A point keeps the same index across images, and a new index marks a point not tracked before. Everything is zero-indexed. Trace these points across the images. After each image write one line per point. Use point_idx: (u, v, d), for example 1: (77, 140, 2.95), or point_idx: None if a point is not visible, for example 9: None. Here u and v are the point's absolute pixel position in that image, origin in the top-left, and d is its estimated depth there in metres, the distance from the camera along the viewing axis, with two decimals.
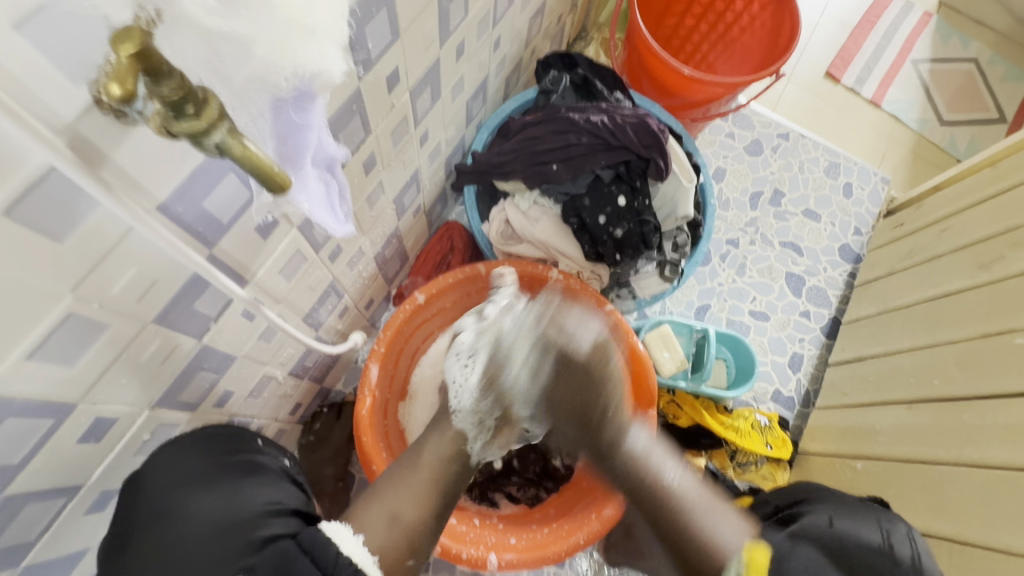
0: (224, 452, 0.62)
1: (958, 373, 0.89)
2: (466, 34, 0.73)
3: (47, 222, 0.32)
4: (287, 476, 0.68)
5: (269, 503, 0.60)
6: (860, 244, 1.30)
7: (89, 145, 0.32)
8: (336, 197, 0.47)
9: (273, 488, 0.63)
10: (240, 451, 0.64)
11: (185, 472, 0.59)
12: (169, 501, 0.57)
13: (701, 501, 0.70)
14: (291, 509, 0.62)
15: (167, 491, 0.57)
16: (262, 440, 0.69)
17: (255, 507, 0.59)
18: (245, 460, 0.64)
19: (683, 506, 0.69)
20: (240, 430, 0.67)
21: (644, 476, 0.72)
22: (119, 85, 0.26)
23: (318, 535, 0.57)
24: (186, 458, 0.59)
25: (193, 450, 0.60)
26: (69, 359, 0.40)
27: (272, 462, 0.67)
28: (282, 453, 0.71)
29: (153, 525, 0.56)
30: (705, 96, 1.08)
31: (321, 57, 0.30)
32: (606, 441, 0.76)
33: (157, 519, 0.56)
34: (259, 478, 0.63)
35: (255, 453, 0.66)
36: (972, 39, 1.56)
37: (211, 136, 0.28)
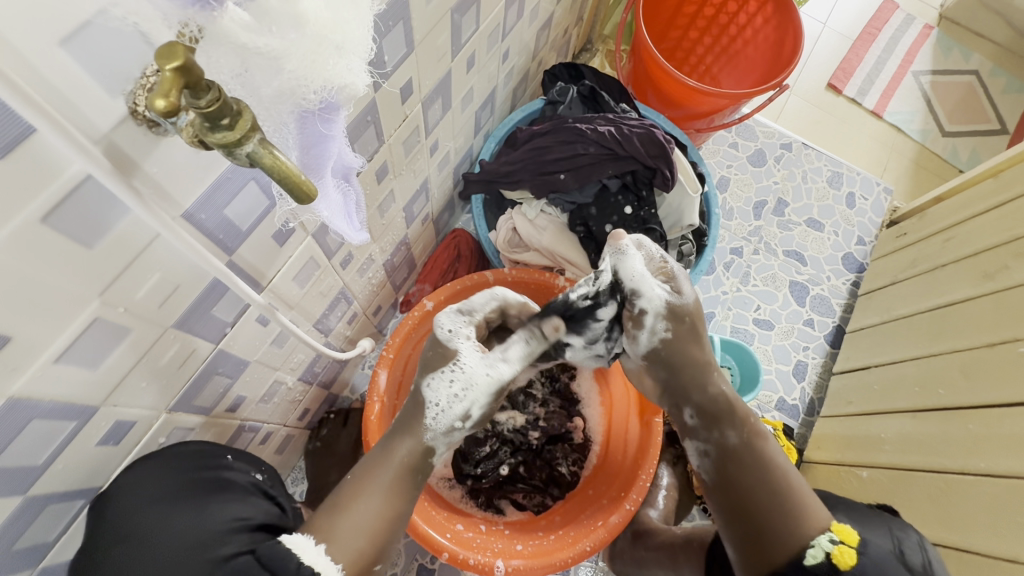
0: (192, 469, 0.58)
1: (963, 382, 0.89)
2: (477, 47, 0.75)
3: (80, 229, 0.34)
4: (258, 489, 0.65)
5: (236, 520, 0.58)
6: (864, 254, 1.30)
7: (123, 155, 0.33)
8: (353, 204, 0.48)
9: (240, 504, 0.60)
10: (208, 466, 0.60)
11: (153, 491, 0.54)
12: (131, 523, 0.53)
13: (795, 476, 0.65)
14: (260, 524, 0.60)
15: (131, 514, 0.53)
16: (233, 454, 0.65)
17: (221, 525, 0.57)
18: (211, 477, 0.60)
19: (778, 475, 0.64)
20: (210, 445, 0.63)
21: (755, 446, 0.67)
22: (164, 99, 0.26)
23: (276, 548, 0.53)
24: (152, 478, 0.54)
25: (158, 468, 0.55)
26: (94, 362, 0.41)
27: (242, 476, 0.64)
28: (254, 466, 0.68)
29: (117, 546, 0.52)
30: (709, 107, 1.10)
31: (348, 71, 0.32)
32: (698, 401, 0.69)
33: (123, 541, 0.53)
34: (229, 495, 0.60)
35: (224, 468, 0.62)
36: (973, 52, 1.58)
37: (243, 146, 0.30)
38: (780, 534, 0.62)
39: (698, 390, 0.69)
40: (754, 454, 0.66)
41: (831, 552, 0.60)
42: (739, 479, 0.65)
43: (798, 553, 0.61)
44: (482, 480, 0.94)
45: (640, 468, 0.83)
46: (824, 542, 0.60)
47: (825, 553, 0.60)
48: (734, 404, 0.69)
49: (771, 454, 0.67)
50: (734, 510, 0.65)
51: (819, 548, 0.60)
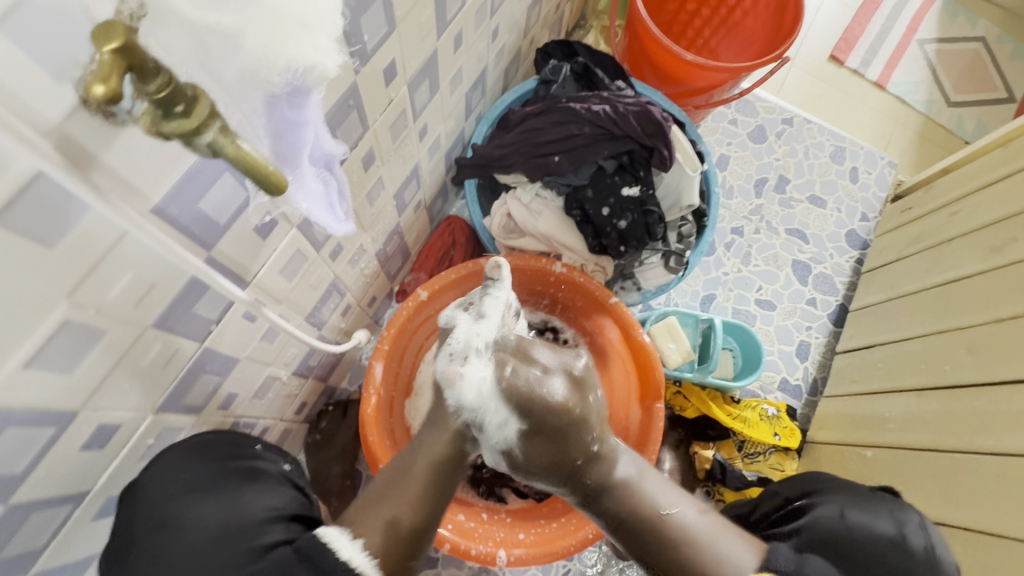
0: (226, 459, 0.62)
1: (970, 359, 0.88)
2: (463, 24, 0.72)
3: (39, 228, 0.32)
4: (289, 480, 0.68)
5: (270, 511, 0.60)
6: (867, 230, 1.28)
7: (78, 148, 0.31)
8: (334, 195, 0.46)
9: (272, 494, 0.62)
10: (241, 457, 0.64)
11: (185, 482, 0.57)
12: (171, 510, 0.56)
13: (706, 534, 0.66)
14: (292, 514, 0.62)
15: (168, 502, 0.56)
16: (262, 445, 0.69)
17: (256, 515, 0.59)
18: (245, 467, 0.63)
19: (685, 544, 0.65)
20: (240, 436, 0.66)
21: (631, 511, 0.69)
22: (103, 83, 0.23)
23: (315, 540, 0.57)
24: (185, 467, 0.58)
25: (192, 457, 0.59)
26: (69, 366, 0.40)
27: (273, 466, 0.67)
28: (283, 457, 0.71)
29: (155, 533, 0.55)
30: (708, 82, 1.06)
31: (314, 49, 0.29)
32: (592, 482, 0.70)
33: (158, 529, 0.56)
34: (262, 484, 0.63)
35: (256, 458, 0.66)
36: (980, 17, 1.53)
37: (202, 136, 0.27)
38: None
39: (598, 467, 0.70)
40: (647, 521, 0.68)
41: None
42: (654, 547, 0.67)
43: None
44: (483, 469, 0.95)
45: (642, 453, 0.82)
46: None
47: None
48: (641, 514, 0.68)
49: (666, 513, 0.68)
50: None
51: None
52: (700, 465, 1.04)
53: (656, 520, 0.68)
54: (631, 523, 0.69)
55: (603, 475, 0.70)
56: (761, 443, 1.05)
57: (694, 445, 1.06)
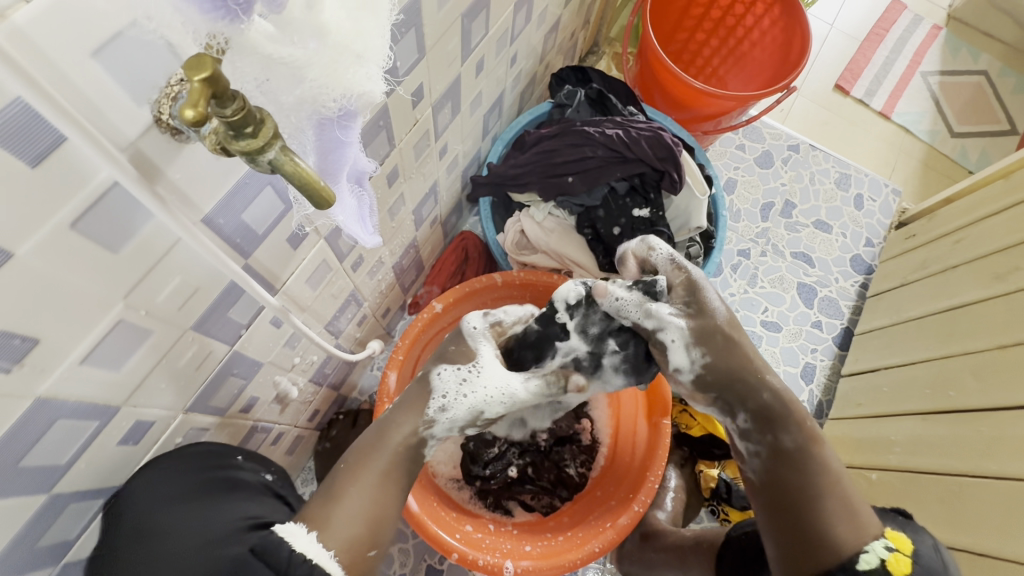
0: (209, 468, 0.60)
1: (975, 385, 0.89)
2: (486, 51, 0.76)
3: (107, 235, 0.34)
4: (269, 490, 0.67)
5: (249, 519, 0.60)
6: (872, 255, 1.30)
7: (148, 162, 0.34)
8: (366, 209, 0.49)
9: (252, 503, 0.62)
10: (222, 466, 0.62)
11: (174, 490, 0.56)
12: (152, 520, 0.55)
13: (845, 482, 0.65)
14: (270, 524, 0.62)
15: (150, 511, 0.54)
16: (242, 455, 0.67)
17: (236, 524, 0.59)
18: (225, 476, 0.62)
19: (829, 477, 0.64)
20: (226, 446, 0.65)
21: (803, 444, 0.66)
22: (193, 108, 0.26)
23: (270, 536, 0.53)
24: (176, 477, 0.56)
25: (180, 466, 0.57)
26: (117, 364, 0.42)
27: (253, 476, 0.66)
28: (263, 466, 0.70)
29: (139, 543, 0.54)
30: (716, 109, 1.10)
31: (368, 79, 0.33)
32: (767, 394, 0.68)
33: (140, 539, 0.54)
34: (241, 493, 0.63)
35: (238, 469, 0.65)
36: (982, 52, 1.57)
37: (265, 153, 0.30)
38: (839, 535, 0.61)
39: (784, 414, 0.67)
40: (810, 464, 0.65)
41: (885, 559, 0.59)
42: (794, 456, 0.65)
43: (853, 556, 0.60)
44: (491, 481, 0.93)
45: (648, 469, 0.83)
46: (879, 548, 0.60)
47: (880, 559, 0.59)
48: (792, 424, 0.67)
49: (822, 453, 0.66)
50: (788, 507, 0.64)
51: (874, 555, 0.59)
52: (705, 484, 1.05)
53: (819, 468, 0.65)
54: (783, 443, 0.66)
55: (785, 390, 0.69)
56: None
57: (700, 463, 1.08)
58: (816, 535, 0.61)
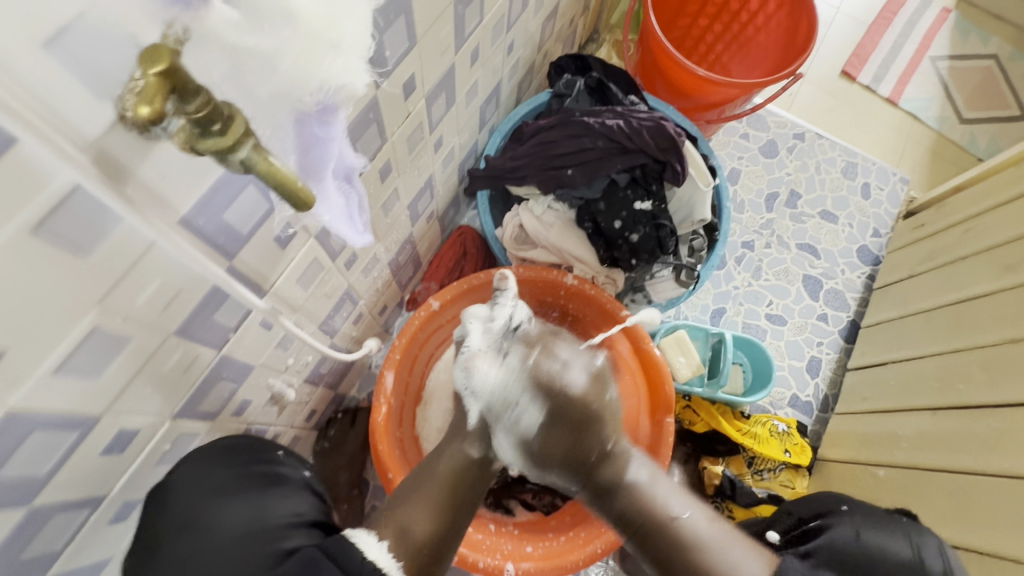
0: (247, 463, 0.64)
1: (984, 379, 0.87)
2: (481, 39, 0.73)
3: (73, 238, 0.32)
4: (310, 486, 0.68)
5: (292, 516, 0.61)
6: (879, 246, 1.27)
7: (114, 161, 0.31)
8: (354, 207, 0.47)
9: (295, 500, 0.64)
10: (260, 462, 0.65)
11: (212, 482, 0.60)
12: (194, 512, 0.58)
13: (712, 537, 0.64)
14: (312, 521, 0.63)
15: (193, 503, 0.58)
16: (283, 452, 0.71)
17: (279, 519, 0.60)
18: (264, 472, 0.65)
19: (682, 542, 0.63)
20: (263, 442, 0.68)
21: (648, 517, 0.66)
22: (147, 105, 0.25)
23: (343, 540, 0.57)
24: (211, 470, 0.60)
25: (220, 460, 0.62)
26: (94, 372, 0.40)
27: (295, 473, 0.69)
28: (304, 463, 0.72)
29: (179, 537, 0.57)
30: (720, 97, 1.07)
31: (346, 69, 0.30)
32: (603, 476, 0.70)
33: (184, 530, 0.57)
34: (283, 489, 0.65)
35: (277, 464, 0.67)
36: (993, 35, 1.53)
37: (236, 152, 0.28)
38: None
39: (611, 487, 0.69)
40: (649, 525, 0.65)
41: None
42: (647, 527, 0.65)
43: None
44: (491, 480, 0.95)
45: None
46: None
47: None
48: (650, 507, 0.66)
49: (671, 518, 0.65)
50: None
51: None
52: (709, 480, 1.03)
53: (663, 526, 0.65)
54: (638, 522, 0.66)
55: (613, 465, 0.70)
56: (771, 459, 1.04)
57: (704, 459, 1.06)
58: None
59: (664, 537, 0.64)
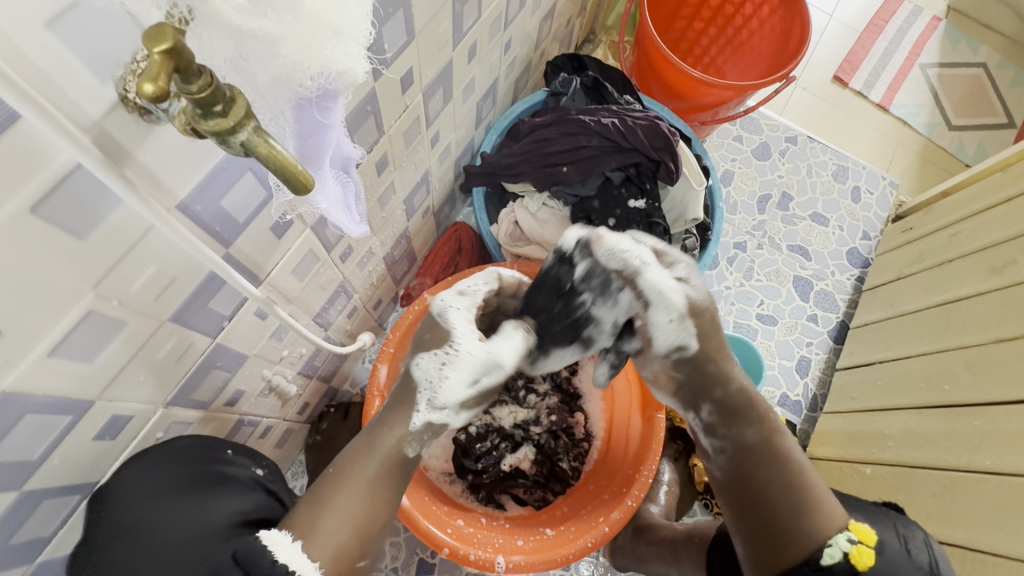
0: (195, 462, 0.59)
1: (969, 379, 0.89)
2: (478, 36, 0.73)
3: (71, 220, 0.33)
4: (259, 485, 0.66)
5: (236, 516, 0.59)
6: (868, 249, 1.29)
7: (114, 143, 0.32)
8: (351, 196, 0.47)
9: (240, 499, 0.62)
10: (209, 460, 0.62)
11: (154, 485, 0.55)
12: (135, 515, 0.54)
13: (811, 478, 0.65)
14: (259, 521, 0.61)
15: (136, 505, 0.54)
16: (233, 448, 0.67)
17: (222, 521, 0.58)
18: (213, 471, 0.62)
19: (799, 475, 0.65)
20: (213, 438, 0.64)
21: (768, 436, 0.67)
22: (151, 83, 0.25)
23: (254, 544, 0.52)
24: (154, 470, 0.55)
25: (168, 460, 0.57)
26: (89, 356, 0.40)
27: (243, 471, 0.65)
28: (255, 461, 0.69)
29: (118, 539, 0.53)
30: (714, 99, 1.08)
31: (347, 55, 0.31)
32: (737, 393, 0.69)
33: (125, 533, 0.53)
34: (228, 489, 0.62)
35: (225, 463, 0.64)
36: (981, 44, 1.56)
37: (237, 134, 0.28)
38: (812, 525, 0.62)
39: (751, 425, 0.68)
40: (775, 453, 0.66)
41: (848, 552, 0.60)
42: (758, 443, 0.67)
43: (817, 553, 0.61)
44: (483, 476, 0.94)
45: (641, 463, 0.82)
46: (841, 542, 0.60)
47: (842, 554, 0.60)
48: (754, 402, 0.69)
49: (787, 447, 0.67)
50: (763, 506, 0.64)
51: (836, 549, 0.60)
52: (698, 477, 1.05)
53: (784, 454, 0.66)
54: (756, 446, 0.67)
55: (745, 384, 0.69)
56: None
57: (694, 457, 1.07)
58: (779, 534, 0.62)
59: (772, 461, 0.65)
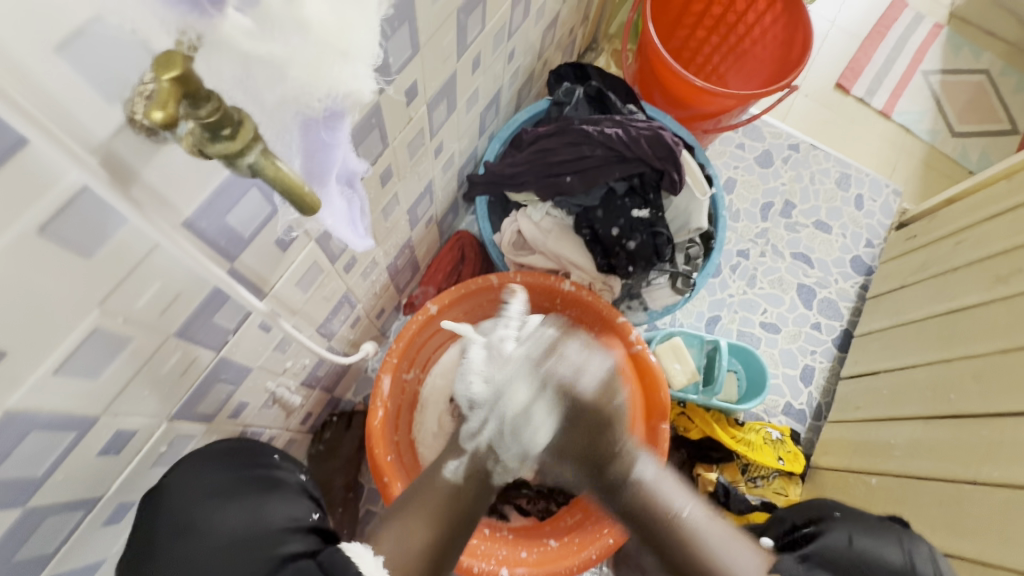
0: (242, 467, 0.62)
1: (975, 390, 0.88)
2: (482, 47, 0.74)
3: (78, 239, 0.33)
4: (307, 491, 0.66)
5: (290, 521, 0.58)
6: (872, 257, 1.29)
7: (120, 162, 0.32)
8: (357, 212, 0.47)
9: (293, 504, 0.61)
10: (259, 466, 0.63)
11: (206, 486, 0.58)
12: (190, 515, 0.56)
13: (713, 535, 0.64)
14: (311, 525, 0.59)
15: (189, 506, 0.56)
16: (279, 455, 0.68)
17: (277, 524, 0.57)
18: (264, 475, 0.63)
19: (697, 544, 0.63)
20: (259, 445, 0.66)
21: (654, 510, 0.66)
22: (160, 109, 0.26)
23: (338, 555, 0.54)
24: (211, 472, 0.59)
25: (213, 462, 0.60)
26: (94, 372, 0.40)
27: (291, 476, 0.66)
28: (298, 467, 0.70)
29: (175, 540, 0.55)
30: (717, 108, 1.08)
31: (354, 77, 0.31)
32: (614, 472, 0.69)
33: (179, 534, 0.55)
34: (280, 493, 0.61)
35: (274, 467, 0.65)
36: (984, 51, 1.56)
37: (244, 157, 0.28)
38: None
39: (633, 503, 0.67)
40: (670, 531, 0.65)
41: None
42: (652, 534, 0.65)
43: None
44: None
45: None
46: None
47: None
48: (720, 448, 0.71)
49: (677, 510, 0.66)
50: None
51: None
52: (703, 488, 1.04)
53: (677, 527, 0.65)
54: (644, 523, 0.66)
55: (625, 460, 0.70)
56: (764, 466, 1.04)
57: (698, 466, 1.07)
58: None
59: (667, 534, 0.64)
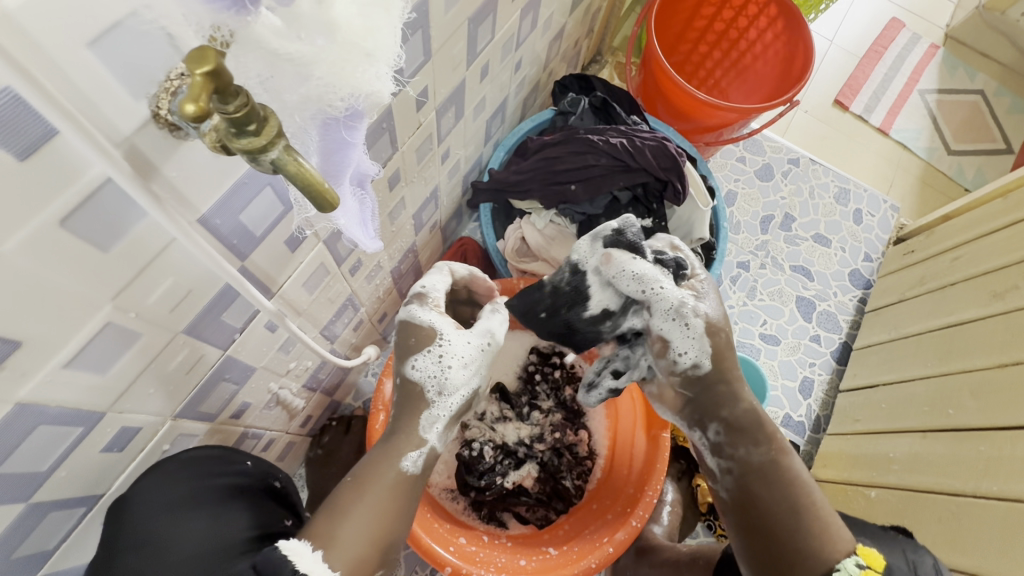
0: (210, 475, 0.60)
1: (974, 404, 0.89)
2: (491, 56, 0.75)
3: (97, 233, 0.33)
4: (271, 497, 0.67)
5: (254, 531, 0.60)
6: (870, 270, 1.30)
7: (143, 158, 0.32)
8: (369, 213, 0.47)
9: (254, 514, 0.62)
10: (225, 473, 0.62)
11: (170, 498, 0.56)
12: (154, 527, 0.55)
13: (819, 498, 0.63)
14: (273, 535, 0.62)
15: (152, 519, 0.54)
16: (251, 461, 0.68)
17: (239, 536, 0.59)
18: (229, 482, 0.62)
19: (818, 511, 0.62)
20: (229, 450, 0.65)
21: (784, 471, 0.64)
22: (193, 104, 0.25)
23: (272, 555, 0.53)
24: (173, 482, 0.56)
25: (179, 473, 0.57)
26: (103, 367, 0.40)
27: (257, 483, 0.66)
28: (268, 472, 0.70)
29: (137, 552, 0.54)
30: (719, 121, 1.10)
31: (376, 79, 0.32)
32: (752, 453, 0.65)
33: (143, 546, 0.54)
34: (245, 502, 0.63)
35: (244, 475, 0.65)
36: (979, 71, 1.59)
37: (268, 153, 0.29)
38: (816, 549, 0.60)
39: (754, 445, 0.65)
40: (782, 474, 0.64)
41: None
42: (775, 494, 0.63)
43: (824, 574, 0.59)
44: (486, 493, 0.91)
45: (646, 484, 0.82)
46: (850, 565, 0.58)
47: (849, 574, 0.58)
48: (760, 421, 0.66)
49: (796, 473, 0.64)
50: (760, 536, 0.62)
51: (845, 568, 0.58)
52: (703, 498, 1.04)
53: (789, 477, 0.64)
54: (761, 478, 0.64)
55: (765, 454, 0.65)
56: None
57: (696, 477, 1.07)
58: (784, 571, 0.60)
59: (792, 495, 0.63)
